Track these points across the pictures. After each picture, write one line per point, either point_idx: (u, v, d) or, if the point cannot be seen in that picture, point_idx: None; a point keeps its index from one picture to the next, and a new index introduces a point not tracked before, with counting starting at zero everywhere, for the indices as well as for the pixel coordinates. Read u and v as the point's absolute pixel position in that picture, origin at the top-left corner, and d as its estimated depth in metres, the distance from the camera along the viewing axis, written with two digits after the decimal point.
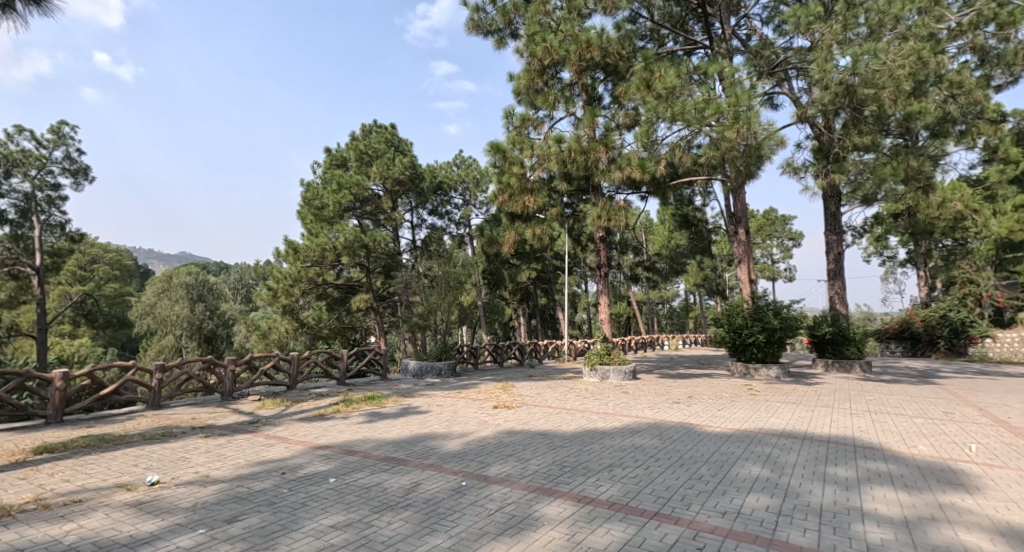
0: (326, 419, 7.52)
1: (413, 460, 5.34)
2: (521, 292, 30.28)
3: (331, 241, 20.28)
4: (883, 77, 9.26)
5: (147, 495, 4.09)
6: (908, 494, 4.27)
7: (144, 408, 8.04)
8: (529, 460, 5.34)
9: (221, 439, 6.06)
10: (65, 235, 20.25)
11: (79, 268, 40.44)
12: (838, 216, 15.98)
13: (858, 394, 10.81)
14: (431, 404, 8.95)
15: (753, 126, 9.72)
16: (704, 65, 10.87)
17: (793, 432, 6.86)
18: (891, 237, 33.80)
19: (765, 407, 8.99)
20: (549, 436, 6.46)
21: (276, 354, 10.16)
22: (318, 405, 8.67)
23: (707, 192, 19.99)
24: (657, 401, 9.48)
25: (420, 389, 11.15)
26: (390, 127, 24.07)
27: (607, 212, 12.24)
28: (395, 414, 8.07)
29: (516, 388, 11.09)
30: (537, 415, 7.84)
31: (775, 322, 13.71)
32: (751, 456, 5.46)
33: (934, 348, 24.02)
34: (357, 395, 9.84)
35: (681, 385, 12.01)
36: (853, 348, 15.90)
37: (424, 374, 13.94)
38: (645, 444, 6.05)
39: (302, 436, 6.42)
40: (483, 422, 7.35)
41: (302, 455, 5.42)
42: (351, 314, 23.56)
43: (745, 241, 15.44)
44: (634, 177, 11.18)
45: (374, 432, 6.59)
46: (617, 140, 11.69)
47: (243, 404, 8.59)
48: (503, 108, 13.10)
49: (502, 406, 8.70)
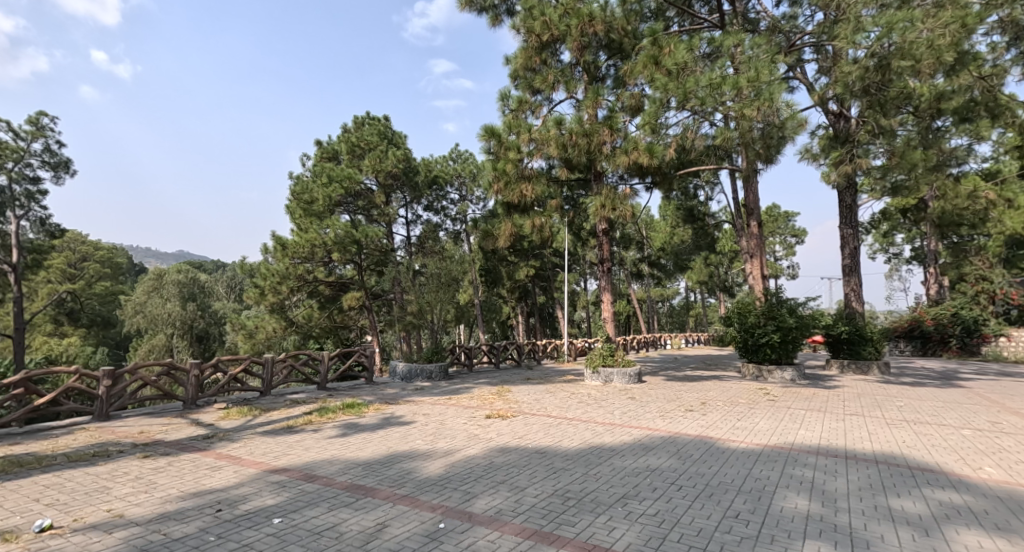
0: (294, 432, 6.56)
1: (384, 490, 4.40)
2: (519, 291, 29.47)
3: (322, 236, 19.35)
4: (920, 47, 8.31)
5: (27, 549, 3.13)
6: (1007, 542, 3.35)
7: (91, 420, 7.09)
8: (524, 489, 4.41)
9: (161, 460, 5.11)
10: (45, 231, 19.11)
11: (68, 266, 39.46)
12: (855, 208, 15.02)
13: (886, 399, 9.90)
14: (417, 413, 8.01)
15: (776, 103, 8.77)
16: (719, 38, 9.87)
17: (829, 448, 5.94)
18: (898, 233, 32.84)
19: (790, 415, 8.05)
20: (549, 455, 5.51)
21: (245, 357, 9.23)
22: (289, 415, 7.71)
23: (713, 184, 19.14)
24: (669, 409, 8.52)
25: (408, 394, 10.19)
26: (383, 119, 23.04)
27: (610, 201, 11.31)
28: (374, 425, 7.12)
29: (512, 393, 10.14)
30: (535, 427, 6.90)
31: (790, 321, 12.80)
32: (792, 484, 4.54)
33: (945, 347, 23.15)
34: (336, 401, 8.90)
35: (691, 389, 11.07)
36: (870, 348, 15.03)
37: (413, 376, 12.99)
38: (663, 466, 5.13)
39: (262, 454, 5.48)
40: (473, 436, 6.41)
41: (250, 484, 4.46)
42: (343, 313, 22.73)
43: (756, 235, 14.44)
44: (642, 162, 10.13)
45: (346, 451, 5.64)
46: (622, 123, 10.75)
47: (205, 414, 7.64)
48: (498, 91, 12.14)
49: (497, 415, 7.77)
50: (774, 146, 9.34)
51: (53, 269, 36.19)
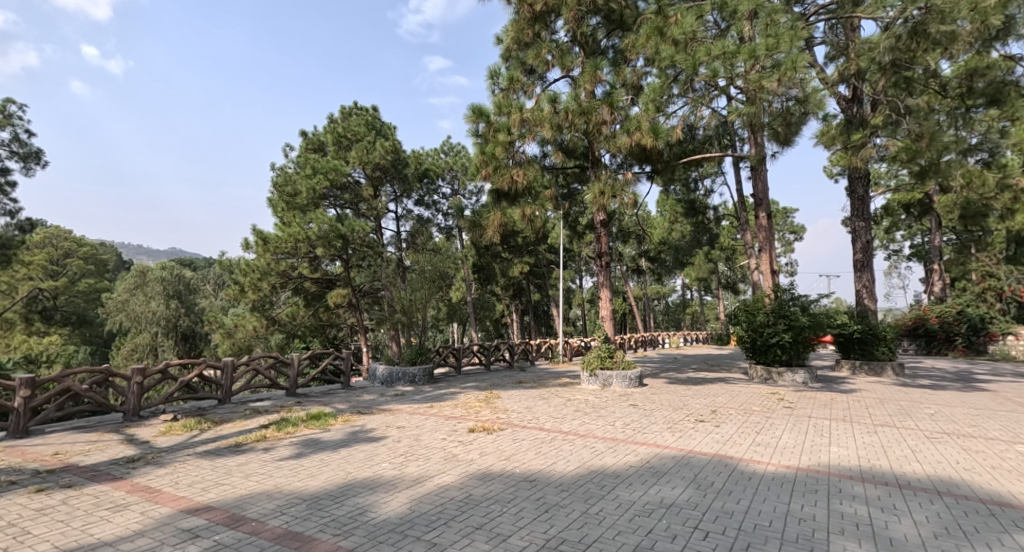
0: (240, 452, 5.53)
1: (326, 541, 3.41)
2: (513, 288, 28.49)
3: (305, 230, 18.24)
4: (963, 9, 7.54)
5: None
6: None
7: (4, 438, 6.03)
8: (507, 541, 3.43)
9: (56, 496, 4.08)
10: (14, 225, 17.68)
11: (50, 262, 38.16)
12: (867, 200, 14.10)
13: (914, 406, 8.99)
14: (391, 425, 7.01)
15: (799, 73, 7.68)
16: (731, 6, 8.90)
17: (874, 471, 4.97)
18: (899, 229, 32.02)
19: (814, 427, 7.10)
20: (540, 484, 4.53)
21: (199, 360, 8.20)
22: (242, 429, 6.68)
23: (716, 174, 18.26)
24: (677, 420, 7.53)
25: (385, 401, 9.17)
26: (371, 109, 21.90)
27: (610, 188, 10.26)
28: (338, 442, 6.11)
29: (501, 400, 9.13)
30: (525, 445, 5.91)
31: (803, 319, 11.89)
32: (848, 529, 3.57)
33: (951, 346, 22.07)
34: (301, 411, 7.87)
35: (697, 393, 10.12)
36: (884, 349, 14.13)
37: (395, 380, 11.97)
38: (681, 501, 4.15)
39: (193, 482, 4.48)
40: (451, 458, 5.41)
41: (153, 533, 3.45)
42: (329, 311, 21.66)
43: (766, 227, 13.45)
44: (645, 145, 9.16)
45: (295, 479, 4.64)
46: (623, 100, 9.71)
47: (144, 429, 6.58)
48: (487, 69, 11.12)
49: (481, 428, 6.79)
50: (793, 123, 8.61)
51: (34, 265, 34.85)
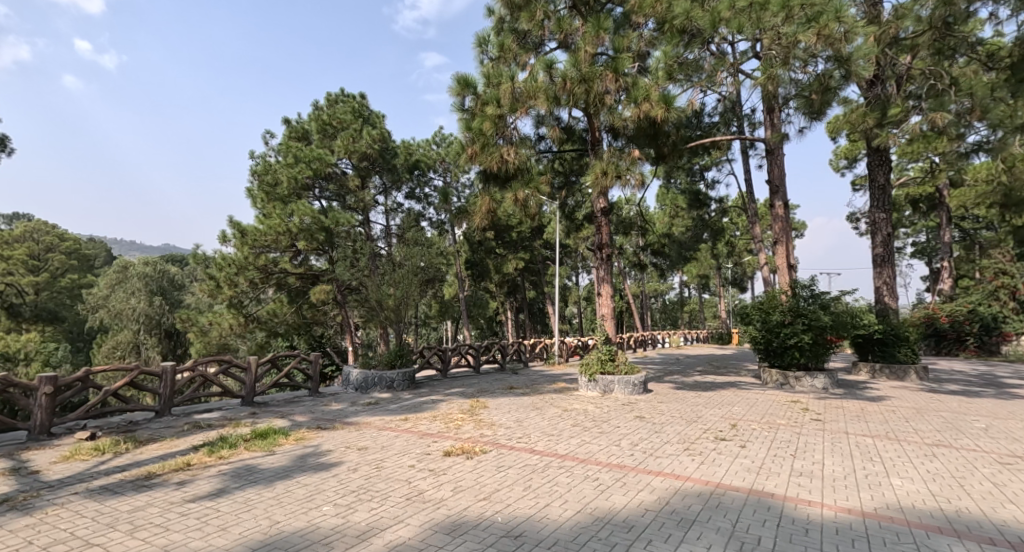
0: (146, 487, 4.32)
1: None
2: (507, 284, 26.89)
3: (286, 223, 17.01)
4: None
5: None
6: None
7: None
8: None
9: None
10: None
11: (29, 258, 36.54)
12: (888, 188, 12.93)
13: (961, 419, 7.84)
14: (352, 446, 5.79)
15: (839, 27, 6.58)
16: None
17: (966, 519, 3.79)
18: (903, 227, 30.90)
19: (858, 448, 5.92)
20: (527, 545, 3.32)
21: (129, 367, 6.98)
22: (169, 452, 5.48)
23: (722, 162, 17.11)
24: (694, 437, 6.35)
25: (354, 412, 7.93)
26: (358, 96, 20.56)
27: (614, 168, 9.07)
28: (280, 470, 4.91)
29: (488, 411, 7.94)
30: (512, 476, 4.71)
31: (825, 318, 10.71)
32: None
33: (962, 346, 20.88)
34: (249, 427, 6.62)
35: (711, 402, 8.94)
36: (905, 350, 12.96)
37: (370, 386, 10.73)
38: None
39: (51, 544, 3.26)
40: (414, 497, 4.19)
41: None
42: (314, 308, 20.47)
43: (782, 217, 12.31)
44: (655, 117, 7.97)
45: (195, 535, 3.41)
46: (628, 66, 8.50)
47: (43, 454, 5.32)
48: (475, 35, 9.92)
49: (459, 450, 5.58)
50: (829, 91, 7.54)
51: (13, 260, 33.24)
